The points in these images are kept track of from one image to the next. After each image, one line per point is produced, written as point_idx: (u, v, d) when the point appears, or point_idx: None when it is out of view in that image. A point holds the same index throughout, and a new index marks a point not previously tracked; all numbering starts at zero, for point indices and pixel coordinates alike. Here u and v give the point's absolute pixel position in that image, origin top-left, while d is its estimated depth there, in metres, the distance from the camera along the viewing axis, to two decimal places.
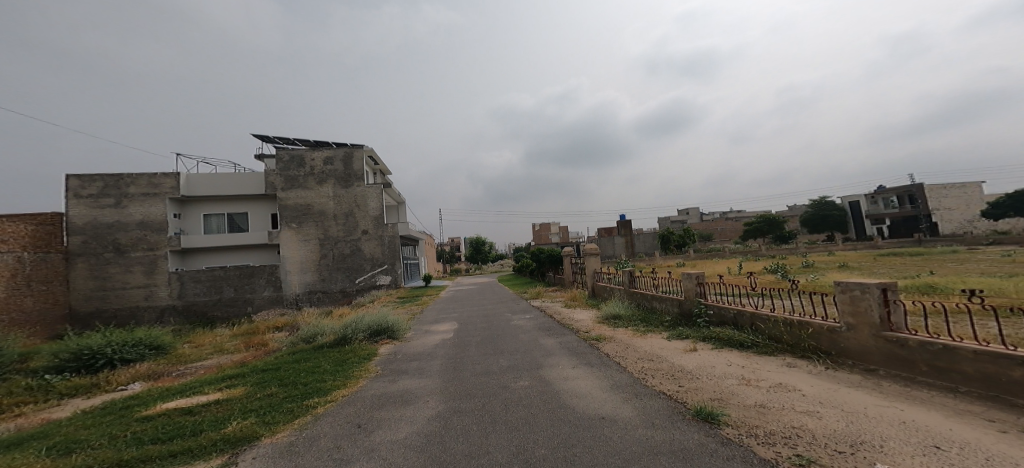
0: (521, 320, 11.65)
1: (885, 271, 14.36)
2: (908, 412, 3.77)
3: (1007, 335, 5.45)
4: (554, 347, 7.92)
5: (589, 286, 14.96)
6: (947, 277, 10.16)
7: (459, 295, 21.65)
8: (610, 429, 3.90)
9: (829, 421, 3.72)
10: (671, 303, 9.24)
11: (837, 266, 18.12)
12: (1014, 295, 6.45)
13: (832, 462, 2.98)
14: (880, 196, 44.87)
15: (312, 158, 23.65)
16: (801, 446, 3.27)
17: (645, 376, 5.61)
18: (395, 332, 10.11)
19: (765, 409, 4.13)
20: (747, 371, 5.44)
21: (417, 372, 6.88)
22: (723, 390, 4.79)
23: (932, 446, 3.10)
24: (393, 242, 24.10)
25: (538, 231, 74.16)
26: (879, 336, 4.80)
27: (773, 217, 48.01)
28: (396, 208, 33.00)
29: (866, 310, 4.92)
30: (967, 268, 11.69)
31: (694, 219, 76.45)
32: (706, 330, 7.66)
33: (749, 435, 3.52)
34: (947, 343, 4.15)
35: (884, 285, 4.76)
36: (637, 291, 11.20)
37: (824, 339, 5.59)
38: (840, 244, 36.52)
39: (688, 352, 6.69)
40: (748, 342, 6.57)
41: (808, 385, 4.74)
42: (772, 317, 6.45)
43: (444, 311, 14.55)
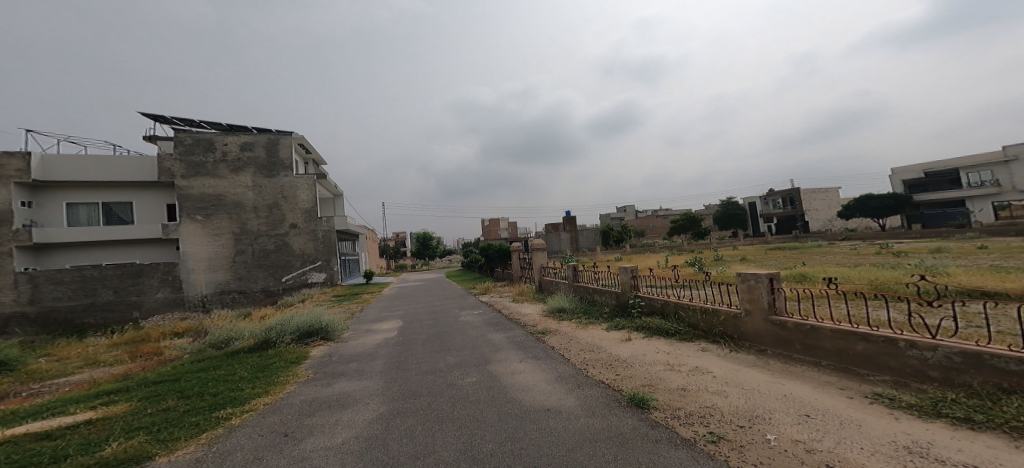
0: (469, 315, 11.54)
1: (774, 263, 16.69)
2: (789, 386, 4.40)
3: (856, 315, 6.63)
4: (502, 342, 8.01)
5: (536, 280, 15.26)
6: (816, 267, 12.14)
7: (403, 292, 20.83)
8: (554, 420, 4.04)
9: (735, 399, 4.22)
10: (609, 296, 9.77)
11: (740, 259, 20.62)
12: (858, 280, 7.93)
13: (736, 436, 3.38)
14: (770, 198, 51.51)
15: (224, 143, 21.09)
16: (712, 424, 3.66)
17: (586, 366, 5.87)
18: (328, 332, 9.42)
19: (685, 391, 4.57)
20: (671, 357, 5.93)
21: (355, 373, 6.52)
22: (652, 377, 5.18)
23: (805, 414, 3.66)
24: (328, 236, 22.54)
25: (487, 226, 73.53)
26: (769, 320, 5.51)
27: (694, 215, 52.38)
28: (331, 200, 30.89)
29: (759, 297, 5.63)
30: (833, 259, 13.93)
31: (630, 216, 81.38)
32: (639, 321, 8.18)
33: (674, 417, 3.86)
34: (814, 323, 4.90)
35: (772, 275, 5.51)
36: (580, 285, 11.64)
37: (730, 325, 6.27)
38: (745, 239, 41.28)
39: (623, 341, 7.15)
40: (673, 330, 7.16)
41: (718, 367, 5.32)
42: (692, 305, 7.08)
43: (387, 309, 13.91)
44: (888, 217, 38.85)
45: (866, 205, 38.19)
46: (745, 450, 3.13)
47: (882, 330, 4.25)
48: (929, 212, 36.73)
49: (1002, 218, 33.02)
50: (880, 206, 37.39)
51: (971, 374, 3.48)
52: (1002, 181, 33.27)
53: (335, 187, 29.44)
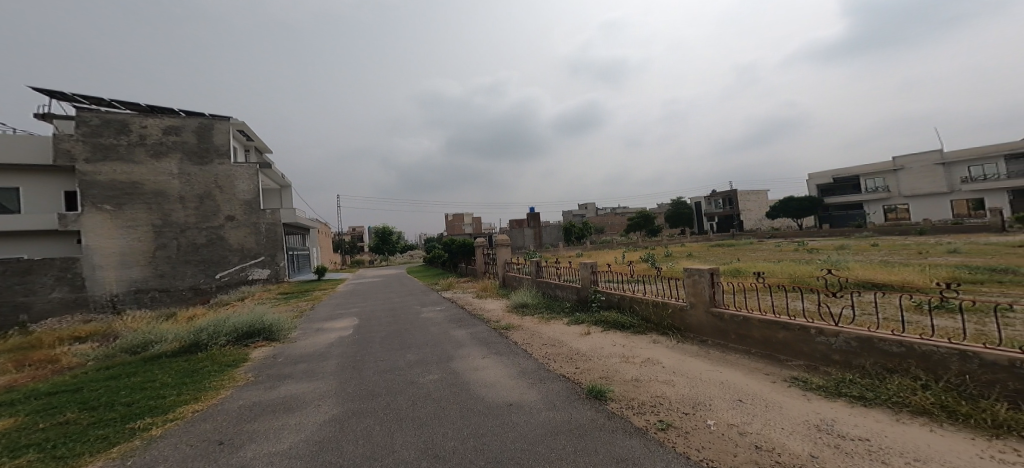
0: (430, 311, 11.13)
1: (715, 259, 17.87)
2: (724, 373, 4.65)
3: (780, 305, 7.21)
4: (465, 338, 7.51)
5: (500, 275, 14.83)
6: (749, 262, 13.16)
7: (357, 289, 19.88)
8: (516, 415, 3.94)
9: (681, 387, 4.36)
10: (570, 290, 9.70)
11: (688, 255, 21.78)
12: (782, 273, 8.69)
13: (683, 423, 3.49)
14: (711, 198, 54.94)
15: (143, 125, 19.06)
16: (662, 412, 3.76)
17: (546, 361, 5.82)
18: (272, 333, 8.74)
19: (638, 382, 4.67)
20: (626, 350, 6.04)
21: (305, 374, 5.91)
22: (608, 369, 5.24)
23: (737, 399, 3.87)
24: (273, 229, 21.09)
25: (451, 221, 71.98)
26: (709, 311, 5.78)
27: (648, 214, 54.68)
28: (276, 192, 29.02)
29: (701, 290, 5.90)
30: (763, 255, 15.08)
31: (591, 214, 83.35)
32: (598, 315, 8.21)
33: (627, 407, 3.92)
34: (745, 314, 5.22)
35: (711, 269, 5.79)
36: (543, 281, 11.41)
37: (676, 318, 6.49)
38: (694, 236, 43.51)
39: (583, 335, 7.15)
40: (627, 323, 7.28)
41: (666, 358, 5.50)
42: (644, 299, 7.25)
43: (342, 307, 13.13)
44: (805, 217, 42.72)
45: (788, 206, 41.58)
46: (690, 436, 3.22)
47: (798, 318, 4.60)
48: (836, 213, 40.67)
49: (891, 220, 37.70)
50: (800, 207, 40.84)
51: (863, 357, 3.83)
52: (891, 187, 37.76)
53: (282, 178, 27.53)
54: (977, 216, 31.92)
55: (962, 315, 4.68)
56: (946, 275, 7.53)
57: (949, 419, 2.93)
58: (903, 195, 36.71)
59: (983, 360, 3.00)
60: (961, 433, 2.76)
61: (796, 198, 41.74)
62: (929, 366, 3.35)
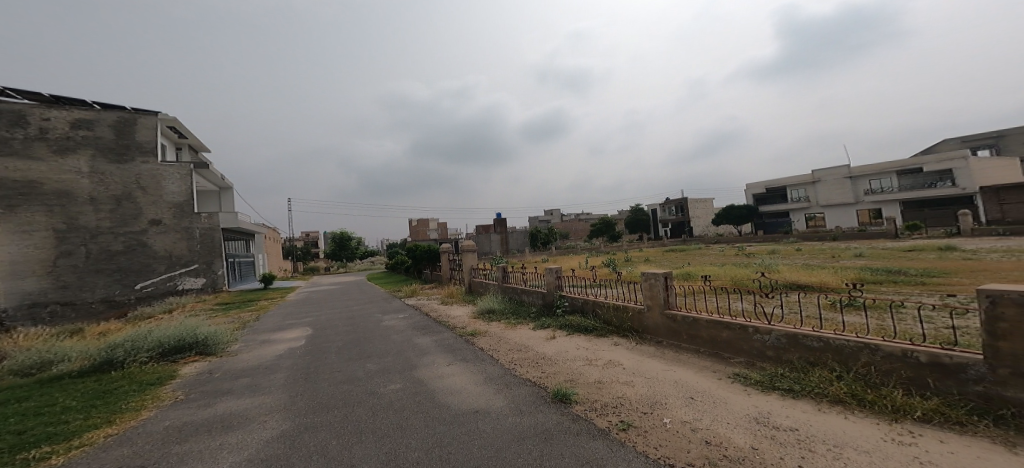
0: (392, 319, 10.73)
1: (669, 264, 18.69)
2: (679, 373, 4.84)
3: (723, 306, 7.67)
4: (429, 346, 7.28)
5: (466, 282, 14.33)
6: (697, 266, 13.93)
7: (310, 297, 18.90)
8: (483, 421, 3.85)
9: (641, 388, 4.49)
10: (536, 295, 9.47)
11: (645, 260, 22.59)
12: (726, 276, 9.30)
13: (642, 422, 3.60)
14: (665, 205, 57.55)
15: (45, 117, 17.19)
16: (623, 412, 3.86)
17: (513, 365, 5.73)
18: (204, 347, 8.15)
19: (601, 384, 4.74)
20: (590, 353, 6.08)
21: (247, 390, 5.46)
22: (573, 372, 5.26)
23: (689, 397, 4.06)
24: (209, 235, 19.87)
25: (414, 226, 70.09)
26: (664, 314, 6.00)
27: (610, 220, 56.39)
28: (215, 194, 27.19)
29: (656, 294, 6.12)
30: (709, 260, 16.02)
31: (556, 219, 84.45)
32: (563, 319, 8.12)
33: (592, 409, 3.98)
34: (694, 315, 5.49)
35: (666, 274, 6.03)
36: (510, 286, 11.04)
37: (635, 320, 6.65)
38: (652, 241, 45.24)
39: (549, 339, 7.06)
40: (590, 327, 7.31)
41: (627, 360, 5.61)
42: (605, 303, 7.32)
43: (292, 317, 12.35)
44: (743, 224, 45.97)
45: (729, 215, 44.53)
46: (648, 434, 3.34)
47: (740, 319, 4.91)
48: (769, 221, 44.13)
49: (811, 226, 41.00)
50: (739, 215, 43.87)
51: (790, 351, 4.17)
52: (811, 197, 41.08)
53: (222, 179, 25.72)
54: (875, 223, 36.09)
55: (864, 310, 5.28)
56: (852, 276, 8.50)
57: (859, 406, 3.26)
58: (821, 204, 40.02)
59: (884, 352, 3.37)
60: (867, 418, 3.09)
61: (736, 207, 44.76)
62: (841, 359, 3.69)
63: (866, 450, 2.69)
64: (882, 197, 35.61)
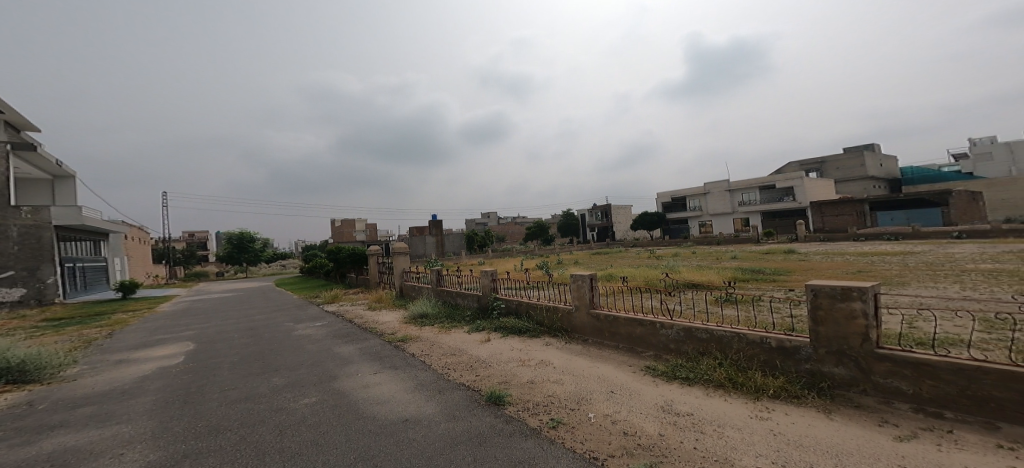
0: (307, 328, 9.88)
1: (597, 265, 19.76)
2: (603, 368, 5.07)
3: (640, 304, 8.24)
4: (351, 355, 6.85)
5: (397, 286, 13.62)
6: (620, 267, 14.93)
7: (190, 307, 16.44)
8: (412, 430, 3.66)
9: (569, 385, 4.62)
10: (471, 298, 9.19)
11: (575, 262, 23.64)
12: (644, 276, 10.07)
13: (571, 419, 3.72)
14: (593, 211, 60.79)
15: None
16: (553, 410, 3.95)
17: (447, 370, 5.54)
18: (26, 374, 6.05)
19: (533, 383, 4.77)
20: (523, 353, 6.05)
21: (91, 420, 4.46)
22: (506, 373, 5.21)
23: (610, 391, 4.28)
24: (32, 234, 16.26)
25: (339, 227, 65.44)
26: (590, 313, 6.20)
27: (543, 223, 58.10)
28: (48, 183, 22.73)
29: (583, 294, 6.32)
30: (629, 262, 17.23)
31: (492, 222, 84.77)
32: (498, 321, 7.91)
33: (524, 410, 4.01)
34: (614, 314, 5.83)
35: (591, 275, 6.30)
36: (443, 289, 10.72)
37: (564, 320, 6.77)
38: (581, 245, 47.25)
39: (483, 342, 6.86)
40: (524, 328, 7.23)
41: (557, 358, 5.68)
42: (538, 303, 7.30)
43: (163, 332, 10.58)
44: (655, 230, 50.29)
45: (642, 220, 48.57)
46: (576, 430, 3.46)
47: (655, 316, 5.30)
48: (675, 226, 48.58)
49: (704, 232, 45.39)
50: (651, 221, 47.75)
51: (691, 344, 4.62)
52: (703, 207, 45.81)
53: (57, 165, 21.36)
54: (744, 230, 41.35)
55: (750, 304, 6.06)
56: (738, 275, 9.79)
57: (740, 389, 3.73)
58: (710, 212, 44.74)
59: (749, 339, 3.95)
60: (747, 399, 3.55)
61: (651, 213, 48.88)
62: (725, 349, 4.21)
63: (740, 428, 3.11)
64: (753, 208, 40.94)
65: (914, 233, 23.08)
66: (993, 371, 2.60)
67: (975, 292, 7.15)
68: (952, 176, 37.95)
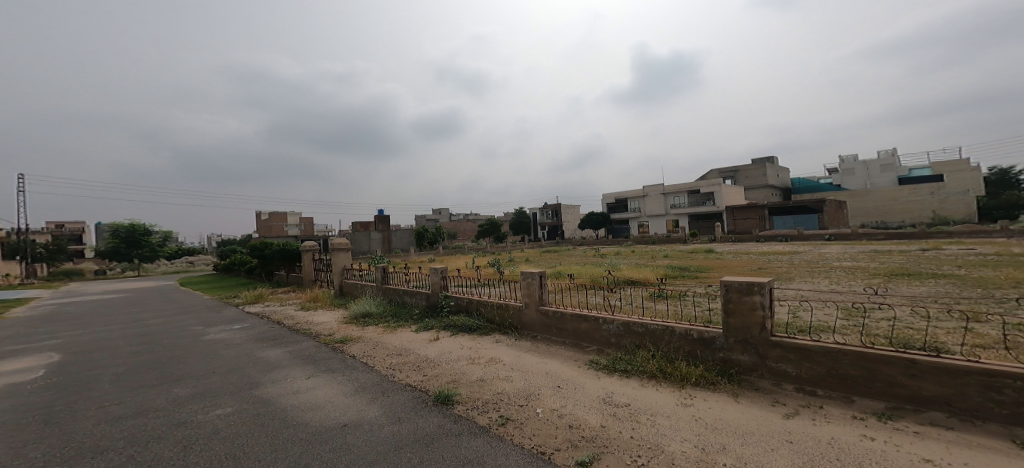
0: (221, 333, 8.98)
1: (547, 263, 20.25)
2: (550, 364, 5.19)
3: (586, 301, 8.52)
4: (279, 360, 6.41)
5: (336, 285, 12.88)
6: (570, 264, 15.36)
7: (56, 314, 14.01)
8: (351, 435, 3.53)
9: (518, 381, 4.68)
10: (419, 296, 8.98)
11: (527, 260, 24.00)
12: (591, 274, 10.42)
13: (520, 415, 3.78)
14: (544, 209, 61.98)
15: None
16: (502, 408, 3.98)
17: (392, 371, 5.39)
18: None
19: (482, 382, 4.76)
20: (472, 351, 6.03)
21: None
22: (455, 372, 5.16)
23: (557, 386, 4.39)
24: None
25: (265, 221, 60.15)
26: (540, 310, 6.31)
27: (496, 221, 58.18)
28: None
29: (533, 291, 6.41)
30: (578, 259, 17.84)
31: (444, 219, 83.46)
32: (447, 320, 7.80)
33: (473, 408, 4.01)
34: (560, 311, 6.00)
35: (541, 273, 6.41)
36: (389, 287, 10.38)
37: (514, 317, 6.83)
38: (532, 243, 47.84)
39: (431, 341, 6.75)
40: (474, 326, 7.18)
41: (508, 355, 5.72)
42: (489, 301, 7.29)
43: (21, 343, 9.01)
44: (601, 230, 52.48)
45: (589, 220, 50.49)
46: (524, 426, 3.52)
47: (601, 311, 5.51)
48: (619, 226, 51.10)
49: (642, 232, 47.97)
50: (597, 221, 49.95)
51: (629, 338, 4.87)
52: (641, 208, 48.32)
53: None
54: (675, 232, 44.33)
55: (683, 299, 6.52)
56: (674, 272, 10.48)
57: (670, 378, 4.01)
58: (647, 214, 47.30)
59: (677, 331, 4.26)
60: (674, 387, 3.83)
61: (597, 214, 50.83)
62: (657, 343, 4.49)
63: (669, 415, 3.35)
64: (682, 211, 44.14)
65: (799, 237, 26.25)
66: (851, 352, 3.16)
67: (862, 285, 8.31)
68: (827, 188, 44.12)
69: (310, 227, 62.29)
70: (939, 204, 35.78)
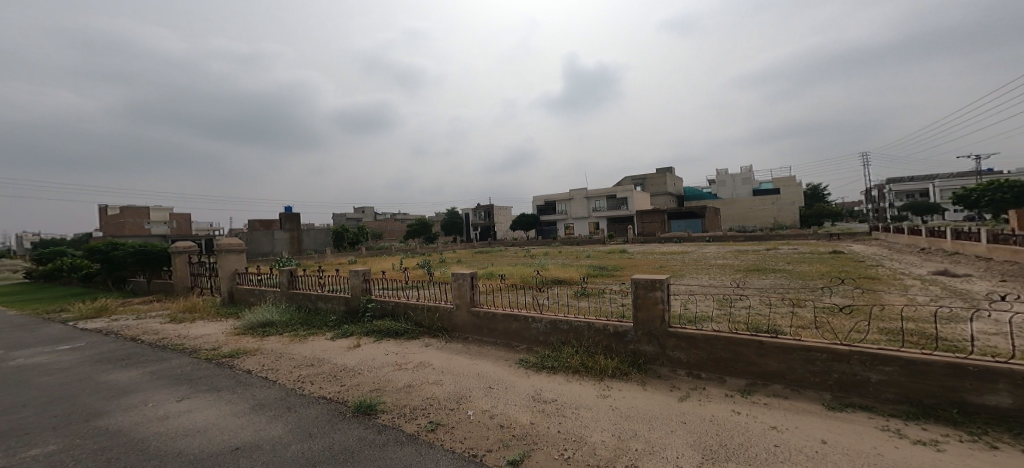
0: (30, 358, 6.88)
1: (479, 264, 20.23)
2: (481, 365, 5.20)
3: (517, 300, 8.66)
4: (134, 381, 5.38)
5: (223, 291, 10.95)
6: (501, 265, 15.47)
7: None
8: (246, 458, 3.20)
9: (449, 384, 4.62)
10: (337, 301, 8.34)
11: (458, 261, 23.72)
12: (521, 275, 10.62)
13: (450, 419, 3.73)
14: (477, 210, 61.95)
15: None
16: (431, 413, 3.90)
17: (302, 384, 4.95)
18: None
19: (410, 388, 4.62)
20: (399, 356, 5.83)
21: None
22: (379, 380, 4.94)
23: (488, 387, 4.40)
24: None
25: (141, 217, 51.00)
26: (472, 311, 6.29)
27: (426, 221, 56.65)
28: None
29: (464, 293, 6.36)
30: (509, 260, 18.08)
31: (368, 218, 79.12)
32: (370, 325, 7.40)
33: (401, 415, 3.87)
34: (491, 311, 6.05)
35: (472, 274, 6.39)
36: (298, 293, 9.34)
37: (445, 319, 6.72)
38: (463, 244, 47.29)
39: (351, 349, 6.36)
40: (400, 330, 6.91)
41: (437, 359, 5.61)
42: (418, 304, 7.07)
43: None
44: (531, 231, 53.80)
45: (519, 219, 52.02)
46: (455, 430, 3.49)
47: (529, 310, 5.68)
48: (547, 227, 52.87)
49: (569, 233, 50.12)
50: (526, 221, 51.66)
51: (556, 335, 5.08)
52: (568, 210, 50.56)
53: None
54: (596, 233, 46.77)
55: (604, 296, 6.96)
56: (597, 272, 11.07)
57: (590, 371, 4.26)
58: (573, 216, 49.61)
59: (596, 327, 4.54)
60: (592, 380, 4.09)
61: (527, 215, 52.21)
62: (580, 339, 4.75)
63: (591, 407, 3.56)
64: (601, 214, 47.07)
65: (686, 237, 29.62)
66: (722, 338, 3.71)
67: (749, 279, 9.60)
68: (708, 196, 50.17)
69: (183, 225, 51.96)
70: (779, 212, 43.46)
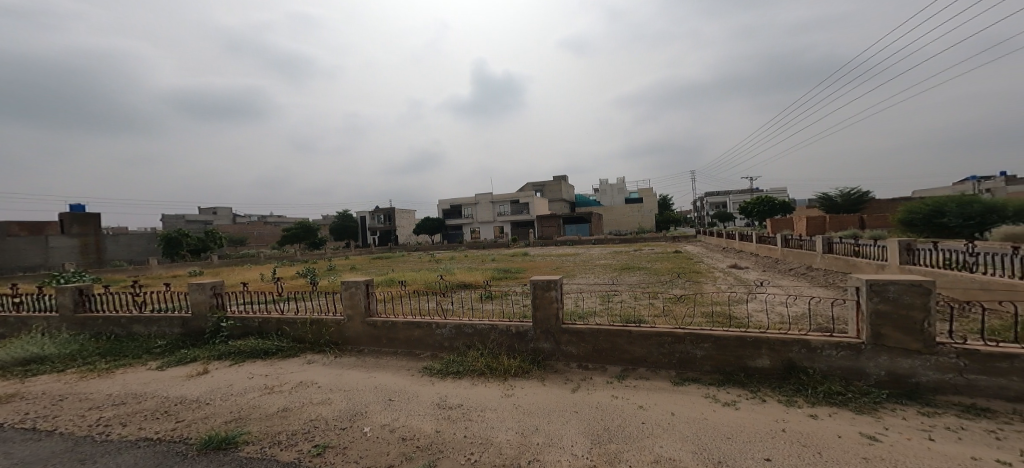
0: None
1: (375, 270, 19.07)
2: (378, 377, 4.95)
3: (417, 307, 8.44)
4: None
5: None
6: (401, 272, 14.84)
7: None
8: None
9: (340, 402, 4.28)
10: (172, 321, 6.70)
11: (349, 268, 21.99)
12: (422, 281, 10.35)
13: (340, 440, 3.46)
14: (375, 213, 58.40)
15: None
16: (318, 435, 3.59)
17: (106, 428, 4.00)
18: None
19: (286, 412, 4.16)
20: (271, 378, 5.19)
21: None
22: (244, 407, 4.35)
23: (388, 400, 4.20)
24: None
25: None
26: (366, 321, 5.93)
27: (309, 224, 51.20)
28: None
29: (358, 302, 5.96)
30: (410, 266, 17.45)
31: (226, 221, 67.76)
32: (223, 346, 6.24)
33: (272, 444, 3.47)
34: (388, 320, 5.78)
35: (366, 281, 6.02)
36: (94, 316, 7.00)
37: (335, 333, 6.19)
38: (356, 249, 43.85)
39: (193, 377, 5.34)
40: (273, 348, 6.09)
41: (324, 376, 5.15)
42: (298, 318, 6.32)
43: None
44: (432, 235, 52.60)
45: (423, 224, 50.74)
46: (348, 450, 3.26)
47: (428, 317, 5.58)
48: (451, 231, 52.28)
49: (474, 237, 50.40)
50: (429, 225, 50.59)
51: (458, 340, 5.09)
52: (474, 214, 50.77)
53: None
54: (501, 238, 48.18)
55: (500, 299, 7.16)
56: (495, 275, 11.31)
57: (491, 373, 4.37)
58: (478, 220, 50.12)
59: (499, 328, 4.68)
60: (488, 383, 4.19)
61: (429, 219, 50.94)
62: (481, 343, 4.83)
63: (495, 408, 3.64)
64: (506, 218, 48.40)
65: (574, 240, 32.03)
66: (604, 331, 4.14)
67: (626, 278, 10.86)
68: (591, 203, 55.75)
69: None
70: (643, 218, 49.54)
